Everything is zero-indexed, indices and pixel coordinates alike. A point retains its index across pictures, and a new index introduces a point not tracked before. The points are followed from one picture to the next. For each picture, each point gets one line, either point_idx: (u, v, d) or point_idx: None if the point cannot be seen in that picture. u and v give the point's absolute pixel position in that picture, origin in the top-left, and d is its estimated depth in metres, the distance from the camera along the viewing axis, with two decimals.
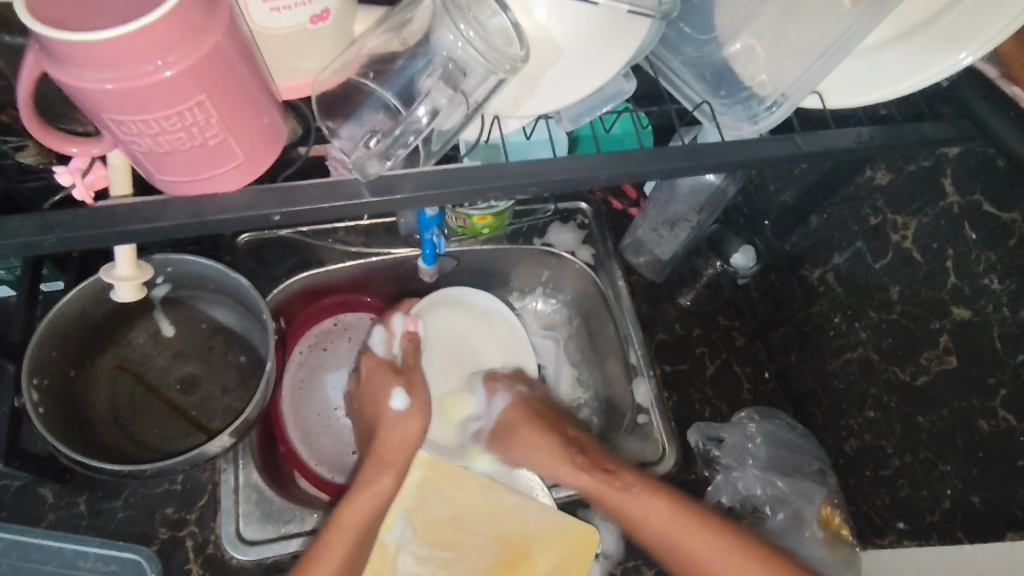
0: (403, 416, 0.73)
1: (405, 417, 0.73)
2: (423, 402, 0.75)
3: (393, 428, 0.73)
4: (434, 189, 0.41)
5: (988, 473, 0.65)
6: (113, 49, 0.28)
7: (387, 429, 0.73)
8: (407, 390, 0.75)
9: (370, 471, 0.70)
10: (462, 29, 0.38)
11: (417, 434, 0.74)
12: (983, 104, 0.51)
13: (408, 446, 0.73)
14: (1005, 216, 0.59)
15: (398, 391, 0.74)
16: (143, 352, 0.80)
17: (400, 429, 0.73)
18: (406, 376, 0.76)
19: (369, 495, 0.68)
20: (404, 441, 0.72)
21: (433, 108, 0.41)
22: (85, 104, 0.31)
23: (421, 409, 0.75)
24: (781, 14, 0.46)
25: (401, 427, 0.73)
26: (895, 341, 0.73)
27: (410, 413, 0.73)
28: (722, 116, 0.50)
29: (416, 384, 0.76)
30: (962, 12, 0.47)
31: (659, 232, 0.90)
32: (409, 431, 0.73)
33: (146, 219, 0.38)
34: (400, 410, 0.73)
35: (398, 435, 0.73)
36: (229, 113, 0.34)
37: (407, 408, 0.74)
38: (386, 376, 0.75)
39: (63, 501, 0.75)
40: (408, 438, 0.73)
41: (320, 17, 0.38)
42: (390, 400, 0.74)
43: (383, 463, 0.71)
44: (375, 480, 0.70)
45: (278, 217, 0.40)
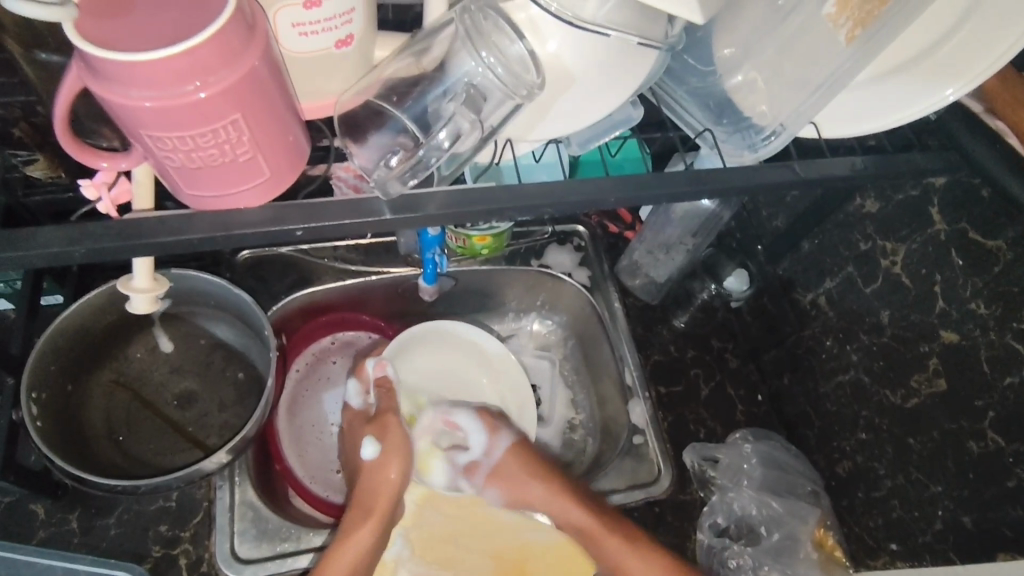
0: (374, 466, 0.69)
1: (380, 466, 0.69)
2: (397, 446, 0.70)
3: (373, 475, 0.69)
4: (455, 209, 0.42)
5: (978, 494, 0.67)
6: (157, 69, 0.30)
7: (367, 477, 0.69)
8: (379, 437, 0.70)
9: (353, 519, 0.67)
10: (483, 56, 0.40)
11: (397, 481, 0.69)
12: (968, 135, 0.53)
13: (392, 493, 0.68)
14: (989, 243, 0.62)
15: (369, 439, 0.70)
16: (141, 367, 0.80)
17: (379, 476, 0.69)
18: (376, 421, 0.72)
19: (354, 543, 0.65)
20: (385, 487, 0.68)
21: (456, 131, 0.42)
22: (124, 119, 0.32)
23: (398, 456, 0.70)
24: (781, 49, 0.48)
25: (376, 476, 0.69)
26: (885, 364, 0.75)
27: (382, 462, 0.68)
28: (723, 143, 0.52)
29: (389, 428, 0.71)
30: (945, 54, 0.50)
31: (654, 255, 0.91)
32: (389, 478, 0.68)
33: (172, 231, 0.39)
34: (372, 458, 0.69)
35: (378, 483, 0.69)
36: (260, 132, 0.35)
37: (380, 456, 0.69)
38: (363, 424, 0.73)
39: (54, 517, 0.74)
40: (386, 487, 0.68)
41: (345, 42, 0.40)
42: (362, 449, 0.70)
43: (368, 511, 0.67)
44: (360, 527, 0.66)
45: (301, 232, 0.41)
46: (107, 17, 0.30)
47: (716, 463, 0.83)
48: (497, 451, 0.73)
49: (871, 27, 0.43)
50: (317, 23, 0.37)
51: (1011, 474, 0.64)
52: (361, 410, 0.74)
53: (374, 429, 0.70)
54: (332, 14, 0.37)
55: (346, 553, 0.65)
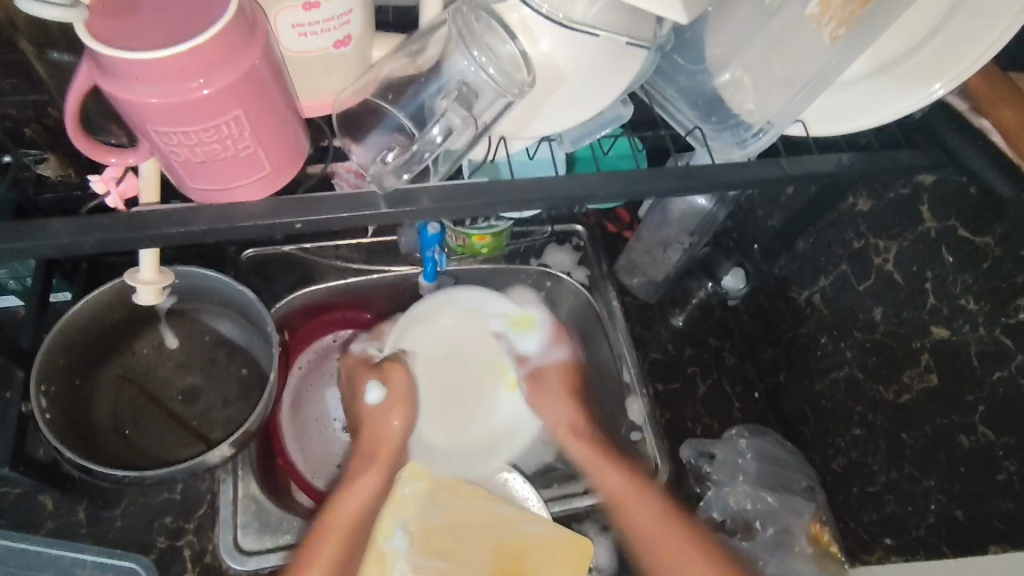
0: (376, 407, 0.81)
1: (382, 411, 0.81)
2: (400, 394, 0.82)
3: (370, 418, 0.81)
4: (449, 202, 0.44)
5: (969, 487, 0.68)
6: (164, 67, 0.31)
7: (370, 421, 0.81)
8: (382, 383, 0.82)
9: (361, 465, 0.78)
10: (475, 55, 0.41)
11: (399, 428, 0.80)
12: (953, 133, 0.54)
13: (395, 444, 0.79)
14: (978, 240, 0.63)
15: (374, 386, 0.82)
16: (146, 363, 0.82)
17: (380, 420, 0.80)
18: (386, 370, 0.83)
19: (355, 502, 0.75)
20: (392, 435, 0.79)
21: (448, 127, 0.44)
22: (131, 115, 0.34)
23: (398, 408, 0.81)
24: (768, 48, 0.49)
25: (379, 421, 0.80)
26: (878, 360, 0.76)
27: (383, 404, 0.81)
28: (712, 140, 0.53)
29: (391, 376, 0.82)
30: (928, 53, 0.51)
31: (652, 254, 0.92)
32: (392, 424, 0.80)
33: (176, 224, 0.41)
34: (377, 402, 0.81)
35: (372, 424, 0.81)
36: (262, 128, 0.37)
37: (382, 401, 0.81)
38: (365, 370, 0.84)
39: (62, 509, 0.76)
40: (384, 430, 0.79)
41: (342, 42, 0.41)
42: (367, 395, 0.82)
43: (372, 458, 0.78)
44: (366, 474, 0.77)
45: (300, 225, 0.42)
46: (117, 18, 0.32)
47: (712, 459, 0.84)
48: (552, 358, 0.87)
49: (854, 29, 0.44)
50: (316, 24, 0.39)
51: (1001, 467, 0.65)
52: (364, 358, 0.86)
53: (378, 376, 0.83)
54: (330, 15, 0.39)
55: (348, 500, 0.75)
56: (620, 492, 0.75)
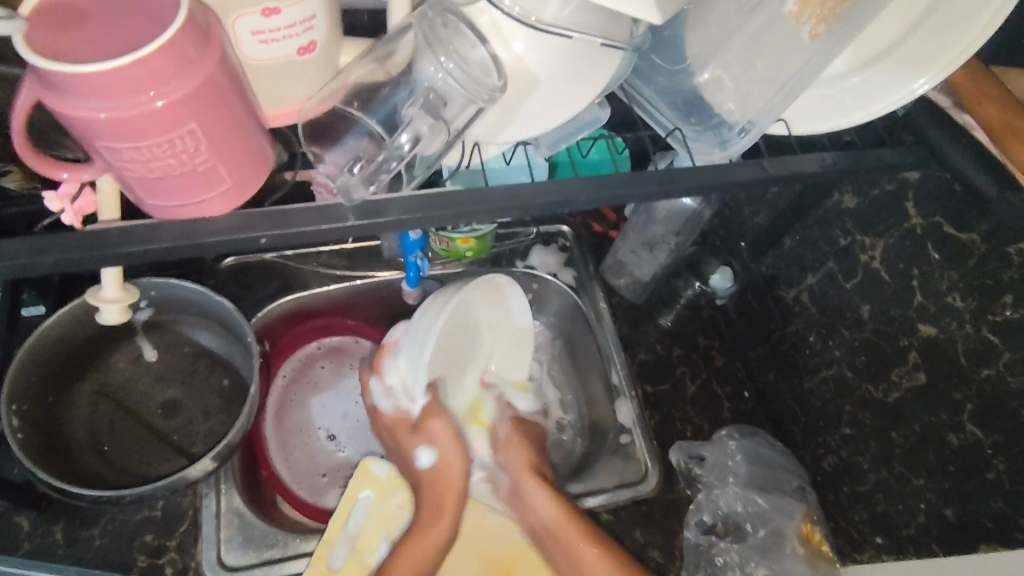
0: (432, 476, 0.69)
1: (438, 471, 0.69)
2: (447, 451, 0.69)
3: (434, 482, 0.69)
4: (418, 212, 0.42)
5: (958, 488, 0.66)
6: (110, 80, 0.30)
7: (436, 478, 0.69)
8: (430, 443, 0.69)
9: (427, 519, 0.68)
10: (442, 61, 0.40)
11: (461, 467, 0.69)
12: (935, 130, 0.53)
13: (457, 487, 0.69)
14: (964, 236, 0.62)
15: (424, 448, 0.69)
16: (124, 377, 0.80)
17: (448, 471, 0.69)
18: (426, 412, 0.69)
19: (432, 540, 0.67)
20: (453, 480, 0.69)
21: (416, 135, 0.42)
22: (79, 131, 0.32)
23: (449, 442, 0.69)
24: (748, 45, 0.48)
25: (437, 484, 0.69)
26: (867, 359, 0.75)
27: (439, 470, 0.69)
28: (693, 141, 0.52)
29: (435, 434, 0.69)
30: (911, 48, 0.50)
31: (638, 254, 0.91)
32: (455, 474, 0.69)
33: (138, 241, 0.39)
34: (429, 465, 0.69)
35: (438, 488, 0.69)
36: (219, 141, 0.35)
37: (437, 462, 0.69)
38: (404, 433, 0.70)
39: (39, 529, 0.74)
40: (451, 477, 0.69)
41: (307, 48, 0.40)
42: (417, 458, 0.69)
43: (440, 510, 0.68)
44: (438, 525, 0.67)
45: (265, 239, 0.40)
46: (62, 31, 0.31)
47: (702, 461, 0.84)
48: None
49: (834, 25, 0.43)
50: (278, 30, 0.37)
51: (989, 465, 0.63)
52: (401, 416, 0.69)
53: (425, 439, 0.69)
54: (292, 21, 0.37)
55: (422, 541, 0.67)
56: (600, 570, 0.65)
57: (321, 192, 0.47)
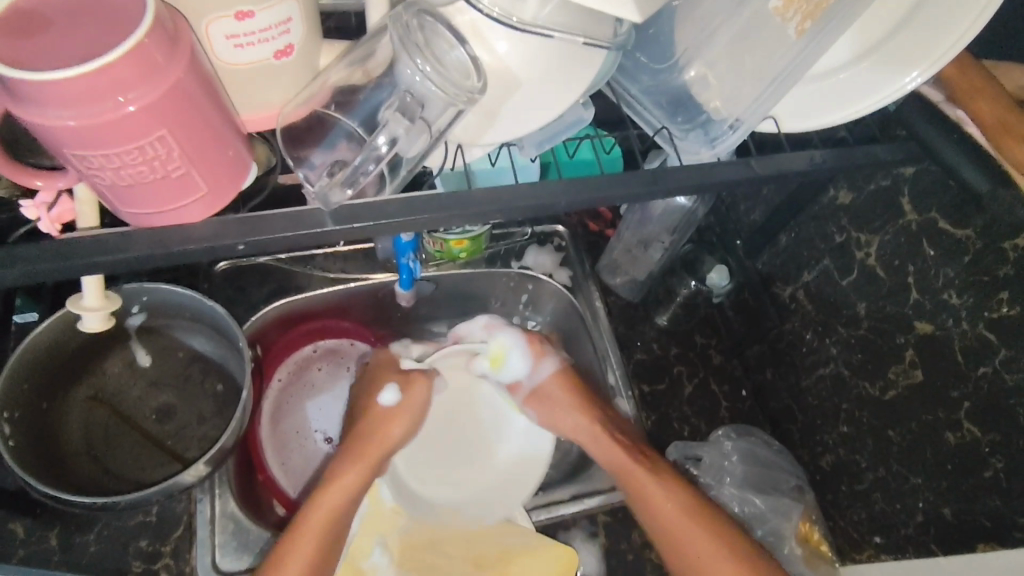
0: (393, 409, 0.73)
1: (391, 415, 0.72)
2: (414, 398, 0.73)
3: (379, 422, 0.72)
4: (397, 217, 0.42)
5: (956, 486, 0.65)
6: (76, 88, 0.30)
7: (380, 423, 0.72)
8: (400, 385, 0.74)
9: (341, 459, 0.70)
10: (419, 64, 0.39)
11: (399, 436, 0.73)
12: (927, 126, 0.52)
13: (390, 445, 0.72)
14: (959, 232, 0.61)
15: (389, 386, 0.74)
16: (118, 383, 0.80)
17: (386, 426, 0.72)
18: (409, 382, 0.74)
19: (330, 497, 0.67)
20: (387, 439, 0.72)
21: (392, 137, 0.42)
22: (47, 140, 0.32)
23: (410, 407, 0.73)
24: (732, 45, 0.47)
25: (383, 425, 0.72)
26: (864, 356, 0.74)
27: (397, 409, 0.73)
28: (679, 140, 0.51)
29: (413, 381, 0.74)
30: (901, 42, 0.49)
31: (633, 252, 0.91)
32: (392, 430, 0.72)
33: (111, 250, 0.39)
34: (388, 404, 0.73)
35: (384, 430, 0.72)
36: (191, 147, 0.35)
37: (397, 403, 0.73)
38: (394, 369, 0.76)
39: (33, 536, 0.74)
40: (387, 433, 0.72)
41: (283, 52, 0.39)
42: (380, 395, 0.73)
43: (359, 453, 0.70)
44: (345, 466, 0.69)
45: (242, 246, 0.40)
46: (30, 40, 0.30)
47: (699, 462, 0.83)
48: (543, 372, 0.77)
49: (819, 21, 0.42)
50: (252, 34, 0.37)
51: (986, 463, 0.62)
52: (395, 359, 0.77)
53: (399, 378, 0.74)
54: (266, 25, 0.37)
55: (324, 501, 0.67)
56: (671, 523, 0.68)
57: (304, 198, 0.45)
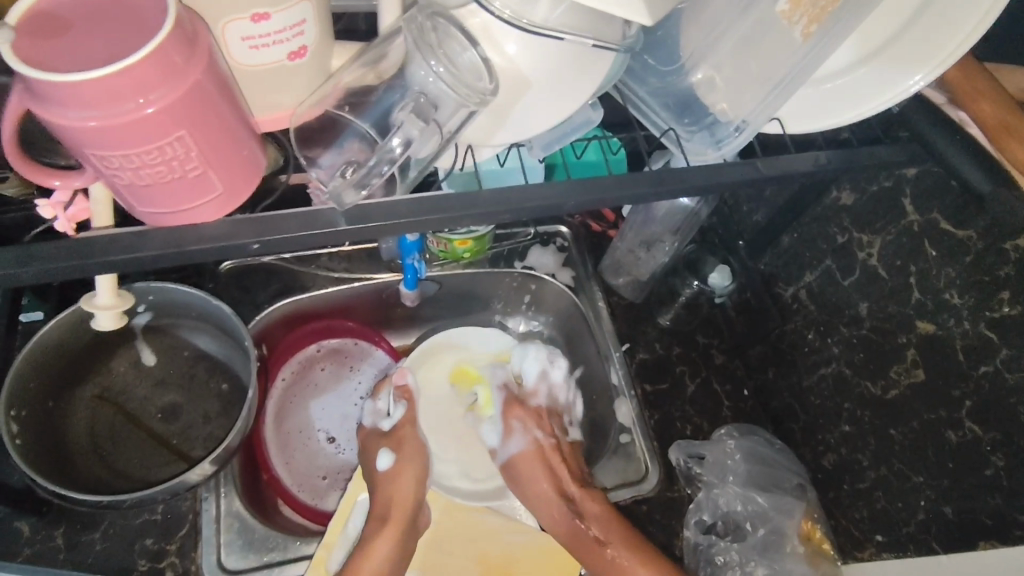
0: (390, 474, 0.71)
1: (394, 474, 0.71)
2: (412, 458, 0.73)
3: (390, 487, 0.71)
4: (409, 216, 0.42)
5: (956, 485, 0.66)
6: (98, 89, 0.30)
7: (392, 490, 0.70)
8: (394, 449, 0.73)
9: (371, 529, 0.68)
10: (432, 65, 0.40)
11: (413, 489, 0.71)
12: (929, 127, 0.53)
13: (406, 501, 0.70)
14: (961, 233, 0.62)
15: (385, 450, 0.73)
16: (123, 382, 0.80)
17: (393, 486, 0.70)
18: (400, 445, 0.73)
19: (371, 559, 0.66)
20: (402, 495, 0.70)
21: (406, 139, 0.42)
22: (68, 140, 0.33)
23: (411, 465, 0.72)
24: (738, 47, 0.48)
25: (391, 485, 0.70)
26: (866, 356, 0.75)
27: (396, 470, 0.71)
28: (687, 142, 0.52)
29: (404, 440, 0.74)
30: (904, 45, 0.50)
31: (636, 253, 0.91)
32: (404, 488, 0.70)
33: (127, 249, 0.39)
34: (386, 469, 0.72)
35: (396, 492, 0.70)
36: (209, 147, 0.35)
37: (393, 466, 0.72)
38: (378, 436, 0.75)
39: (39, 534, 0.74)
40: (400, 493, 0.70)
41: (297, 53, 0.40)
42: (377, 460, 0.73)
43: (383, 519, 0.68)
44: (380, 538, 0.67)
45: (256, 246, 0.41)
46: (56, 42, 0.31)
47: (701, 460, 0.83)
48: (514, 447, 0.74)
49: (825, 24, 0.43)
50: (267, 36, 0.37)
51: (988, 461, 0.63)
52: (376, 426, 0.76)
53: (390, 442, 0.73)
54: (282, 27, 0.37)
55: (366, 566, 0.65)
56: None
57: (318, 198, 0.45)
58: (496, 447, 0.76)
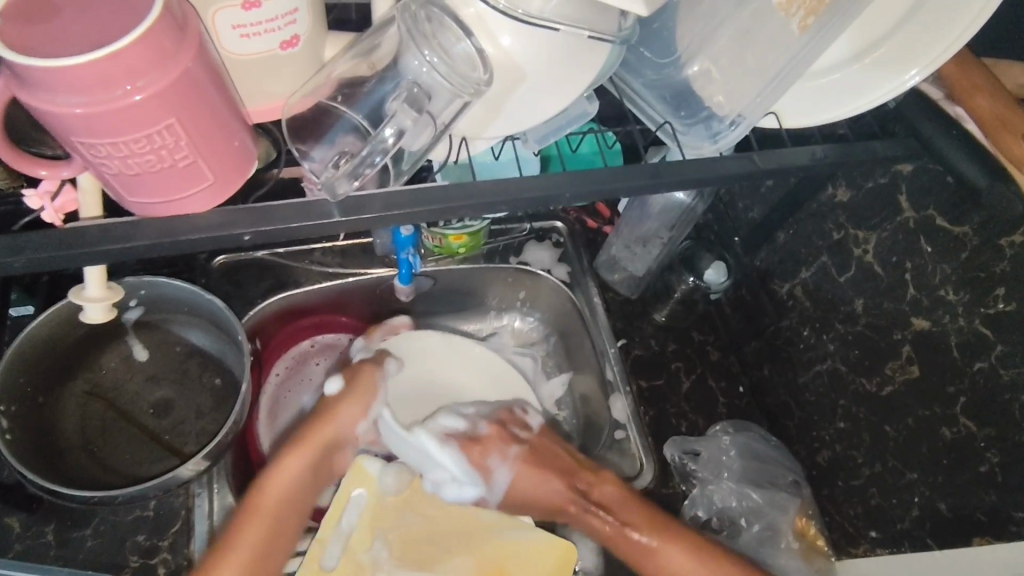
0: (330, 402, 0.74)
1: (334, 401, 0.74)
2: (363, 386, 0.75)
3: (326, 413, 0.73)
4: (403, 207, 0.42)
5: (951, 481, 0.66)
6: (84, 74, 0.30)
7: (324, 413, 0.73)
8: (343, 378, 0.76)
9: (291, 446, 0.70)
10: (426, 54, 0.40)
11: (347, 420, 0.73)
12: (926, 121, 0.53)
13: (336, 429, 0.72)
14: (956, 229, 0.62)
15: (335, 378, 0.76)
16: (114, 378, 0.79)
17: (329, 411, 0.73)
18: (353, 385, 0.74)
19: (283, 476, 0.68)
20: (330, 422, 0.72)
21: (399, 129, 0.42)
22: (55, 127, 0.32)
23: (355, 399, 0.74)
24: (734, 40, 0.47)
25: (329, 412, 0.73)
26: (860, 352, 0.75)
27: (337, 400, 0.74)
28: (682, 135, 0.52)
29: (355, 373, 0.76)
30: (899, 39, 0.50)
31: (632, 249, 0.91)
32: (337, 415, 0.73)
33: (118, 239, 0.39)
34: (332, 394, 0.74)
35: (329, 418, 0.73)
36: (199, 137, 0.35)
37: (338, 392, 0.74)
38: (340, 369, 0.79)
39: (30, 530, 0.73)
40: (334, 422, 0.72)
41: (289, 43, 0.39)
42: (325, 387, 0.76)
43: (302, 441, 0.70)
44: (299, 456, 0.69)
45: (249, 236, 0.40)
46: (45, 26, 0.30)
47: (697, 457, 0.83)
48: (501, 484, 0.75)
49: (823, 16, 0.42)
50: (259, 24, 0.37)
51: (982, 457, 0.63)
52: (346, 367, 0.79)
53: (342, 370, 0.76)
54: (274, 15, 0.37)
55: (277, 482, 0.67)
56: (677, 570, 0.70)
57: (311, 191, 0.44)
58: (481, 493, 0.75)
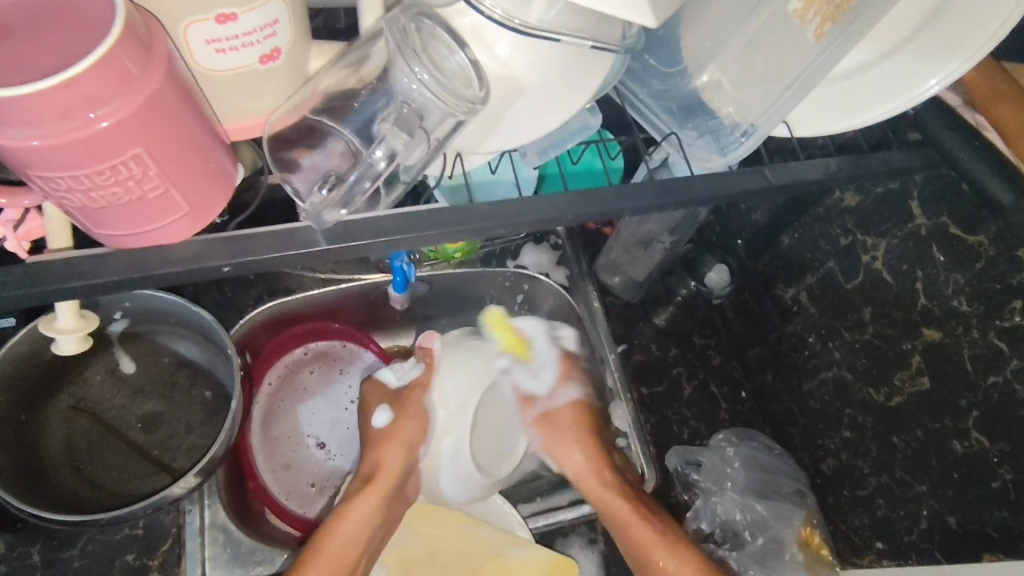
0: (384, 435, 0.66)
1: (386, 433, 0.66)
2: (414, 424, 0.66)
3: (383, 447, 0.66)
4: (395, 235, 0.40)
5: (962, 495, 0.64)
6: (37, 106, 0.27)
7: (382, 452, 0.66)
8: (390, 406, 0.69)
9: (355, 490, 0.65)
10: (416, 72, 0.37)
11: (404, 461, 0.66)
12: (943, 131, 0.51)
13: (401, 471, 0.65)
14: (970, 239, 0.59)
15: (382, 408, 0.69)
16: (101, 392, 0.77)
17: (391, 445, 0.66)
18: (404, 410, 0.66)
19: (353, 520, 0.62)
20: (397, 462, 0.65)
21: (391, 152, 0.39)
22: (9, 160, 0.30)
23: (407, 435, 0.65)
24: (747, 48, 0.45)
25: (381, 449, 0.66)
26: (868, 361, 0.73)
27: (392, 428, 0.66)
28: (689, 147, 0.49)
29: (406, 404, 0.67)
30: (916, 45, 0.48)
31: (632, 253, 0.88)
32: (399, 455, 0.65)
33: (83, 275, 0.37)
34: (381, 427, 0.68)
35: (391, 456, 0.65)
36: (170, 165, 0.33)
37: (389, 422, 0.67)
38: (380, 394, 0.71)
39: (15, 552, 0.71)
40: (391, 462, 0.65)
41: (269, 56, 0.36)
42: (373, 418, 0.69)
43: (368, 480, 0.65)
44: (363, 501, 0.63)
45: (228, 267, 0.38)
46: (2, 55, 0.28)
47: (699, 467, 0.82)
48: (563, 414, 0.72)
49: (840, 23, 0.40)
50: (235, 38, 0.34)
51: (995, 473, 0.61)
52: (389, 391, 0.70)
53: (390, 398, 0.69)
54: (250, 28, 0.34)
55: (346, 525, 0.62)
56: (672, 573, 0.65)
57: None
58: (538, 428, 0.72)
